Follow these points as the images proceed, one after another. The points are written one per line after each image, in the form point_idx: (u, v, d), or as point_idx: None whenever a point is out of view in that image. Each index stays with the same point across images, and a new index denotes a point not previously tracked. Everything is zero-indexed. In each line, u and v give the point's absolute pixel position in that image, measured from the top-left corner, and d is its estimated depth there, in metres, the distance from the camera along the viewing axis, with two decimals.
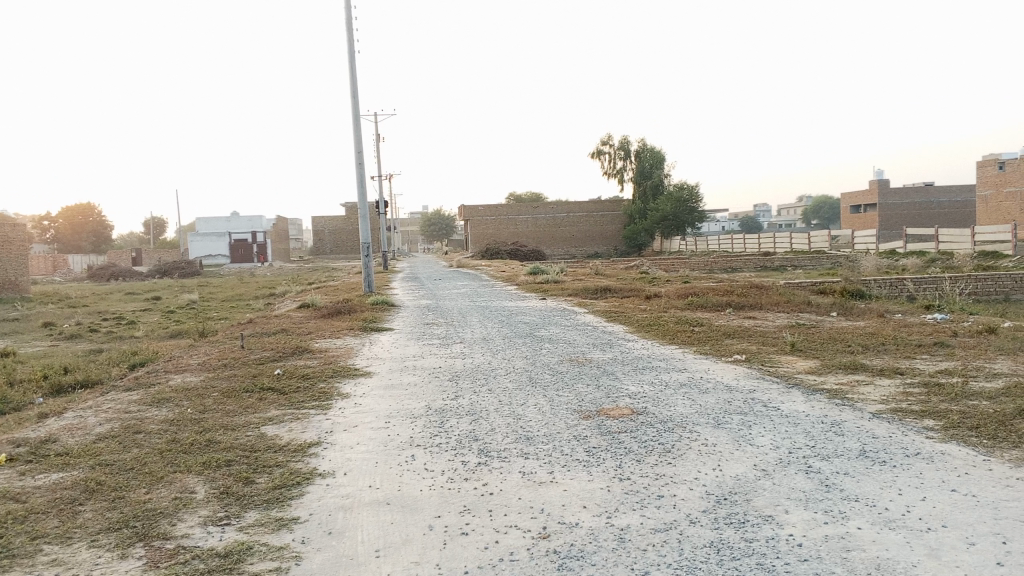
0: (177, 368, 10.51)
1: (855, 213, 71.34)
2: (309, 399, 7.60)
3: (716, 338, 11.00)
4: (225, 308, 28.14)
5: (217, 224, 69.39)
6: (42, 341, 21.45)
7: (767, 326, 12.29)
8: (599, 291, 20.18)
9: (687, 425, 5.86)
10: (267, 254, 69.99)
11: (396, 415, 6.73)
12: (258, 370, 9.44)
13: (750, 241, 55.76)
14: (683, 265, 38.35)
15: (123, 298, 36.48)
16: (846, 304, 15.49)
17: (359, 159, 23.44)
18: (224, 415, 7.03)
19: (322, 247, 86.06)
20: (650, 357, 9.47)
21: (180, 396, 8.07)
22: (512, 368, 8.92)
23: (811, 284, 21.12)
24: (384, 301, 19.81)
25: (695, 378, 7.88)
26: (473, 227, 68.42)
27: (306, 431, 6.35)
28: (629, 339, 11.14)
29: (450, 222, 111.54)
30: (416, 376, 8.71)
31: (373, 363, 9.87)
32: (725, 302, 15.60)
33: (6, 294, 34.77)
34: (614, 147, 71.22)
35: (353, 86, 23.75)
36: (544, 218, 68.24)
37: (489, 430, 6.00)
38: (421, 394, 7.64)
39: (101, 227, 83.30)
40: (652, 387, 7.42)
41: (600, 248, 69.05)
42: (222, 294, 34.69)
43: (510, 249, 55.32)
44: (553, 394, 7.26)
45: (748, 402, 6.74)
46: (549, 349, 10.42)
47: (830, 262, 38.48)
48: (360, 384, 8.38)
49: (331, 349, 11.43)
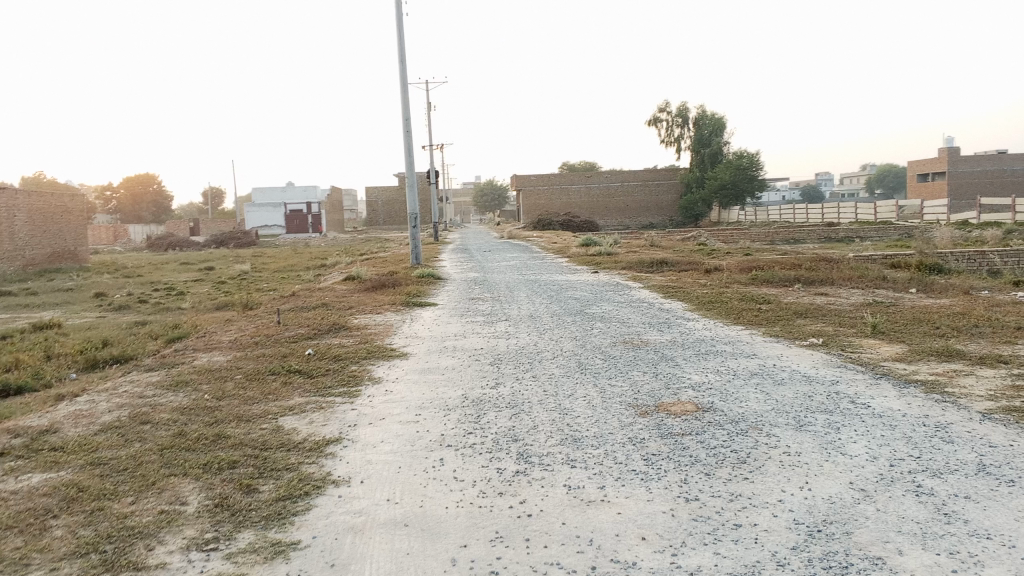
0: (207, 345, 9.95)
1: (923, 182, 68.29)
2: (336, 385, 6.92)
3: (785, 318, 10.00)
4: (275, 279, 27.81)
5: (273, 195, 69.76)
6: (92, 312, 21.37)
7: (841, 305, 11.22)
8: (655, 264, 19.17)
9: (763, 428, 5.00)
10: (321, 224, 70.21)
11: (429, 407, 5.99)
12: (289, 349, 8.81)
13: (812, 211, 53.68)
14: (742, 236, 36.99)
15: (177, 268, 36.63)
16: (926, 280, 14.27)
17: (406, 126, 22.74)
18: (241, 403, 6.38)
19: (375, 218, 86.13)
20: (714, 339, 8.55)
21: (201, 379, 7.46)
22: (560, 352, 8.12)
23: (884, 257, 19.77)
24: (431, 273, 19.16)
25: (766, 366, 6.98)
26: (525, 196, 67.50)
27: (326, 425, 5.64)
28: (689, 318, 10.24)
29: (503, 192, 110.76)
30: (455, 359, 7.96)
31: (411, 344, 9.14)
32: (793, 276, 14.51)
33: (67, 264, 35.11)
34: (671, 114, 69.20)
35: (400, 51, 22.98)
36: (598, 188, 66.94)
37: (531, 429, 5.21)
38: (457, 381, 6.88)
39: (160, 198, 84.55)
40: (717, 377, 6.54)
41: (655, 218, 67.53)
42: (274, 265, 34.57)
43: (563, 219, 54.30)
44: (605, 384, 6.45)
45: (831, 396, 5.84)
46: (601, 329, 9.55)
47: (898, 232, 36.55)
48: (393, 367, 7.66)
49: (369, 326, 10.77)
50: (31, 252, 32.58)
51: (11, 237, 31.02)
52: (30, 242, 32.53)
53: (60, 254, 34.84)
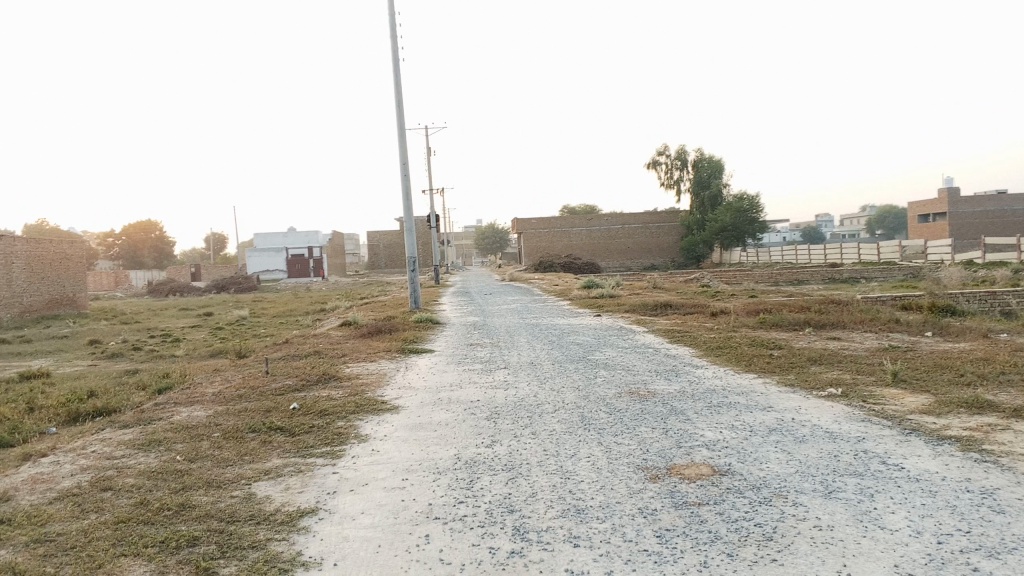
0: (191, 398, 9.44)
1: (924, 223, 68.11)
2: (320, 444, 6.40)
3: (798, 366, 9.48)
4: (273, 325, 27.34)
5: (275, 240, 69.65)
6: (83, 360, 20.85)
7: (855, 350, 10.71)
8: (659, 307, 18.70)
9: (787, 497, 4.49)
10: (323, 269, 69.93)
11: (417, 470, 5.47)
12: (273, 403, 8.28)
13: (815, 252, 53.37)
14: (746, 278, 36.60)
15: (175, 314, 36.16)
16: (940, 322, 13.76)
17: (405, 170, 22.46)
18: (214, 466, 5.85)
19: (377, 262, 86.01)
20: (725, 389, 8.04)
21: (176, 437, 6.92)
22: (562, 404, 7.61)
23: (892, 299, 19.26)
24: (429, 318, 18.67)
25: (784, 422, 6.46)
26: (526, 239, 67.30)
27: (304, 492, 5.12)
28: (697, 366, 9.73)
29: (505, 236, 110.93)
30: (449, 413, 7.43)
31: (403, 395, 8.62)
32: (803, 320, 14.01)
33: (65, 310, 34.64)
34: (671, 157, 69.33)
35: (398, 96, 22.80)
36: (599, 230, 66.77)
37: (528, 497, 4.69)
38: (450, 438, 6.35)
39: (162, 244, 84.42)
40: (733, 434, 6.03)
41: (657, 260, 67.26)
42: (273, 310, 34.18)
43: (565, 262, 53.97)
44: (611, 441, 5.93)
45: (858, 456, 5.32)
46: (605, 378, 9.04)
47: (902, 273, 36.10)
48: (383, 423, 7.14)
49: (362, 376, 10.25)
50: (28, 299, 32.07)
51: (8, 285, 30.55)
52: (28, 289, 32.06)
53: (58, 301, 34.38)
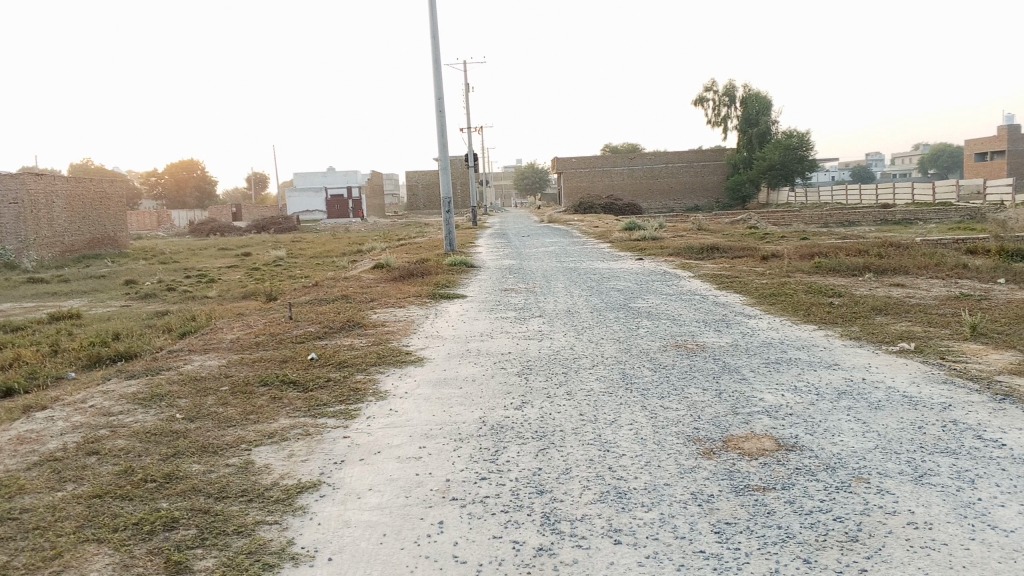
0: (209, 344, 8.93)
1: (981, 162, 65.22)
2: (333, 401, 5.80)
3: (863, 317, 8.61)
4: (308, 266, 26.91)
5: (314, 180, 69.27)
6: (118, 301, 20.64)
7: (923, 299, 9.77)
8: (705, 250, 17.77)
9: (869, 482, 3.77)
10: (362, 209, 69.55)
11: (437, 436, 4.82)
12: (290, 353, 7.72)
13: (867, 193, 51.37)
14: (795, 219, 35.22)
15: (214, 254, 35.97)
16: (1013, 267, 12.68)
17: (440, 105, 21.58)
18: (214, 427, 5.30)
19: (416, 202, 85.44)
20: (782, 344, 7.26)
21: (180, 391, 6.37)
22: (601, 358, 6.91)
23: (955, 242, 18.05)
24: (464, 260, 17.99)
25: (854, 385, 5.68)
26: (566, 179, 65.97)
27: (307, 461, 4.53)
28: (750, 315, 8.95)
29: (546, 176, 109.33)
30: (477, 367, 6.78)
31: (429, 346, 7.98)
32: (862, 264, 13.04)
33: (105, 249, 34.60)
34: (718, 93, 66.94)
35: (433, 26, 21.73)
36: (640, 169, 65.24)
37: (561, 475, 4.03)
38: (476, 398, 5.70)
39: (205, 183, 84.66)
40: (797, 399, 5.29)
41: (700, 200, 65.64)
42: (310, 251, 33.91)
43: (606, 203, 52.75)
44: (657, 405, 5.22)
45: (947, 428, 4.55)
46: (648, 329, 8.28)
47: (960, 214, 34.41)
48: (405, 377, 6.53)
49: (388, 323, 9.64)
50: (70, 238, 32.03)
51: (50, 224, 30.44)
52: (69, 228, 31.96)
53: (99, 240, 34.35)
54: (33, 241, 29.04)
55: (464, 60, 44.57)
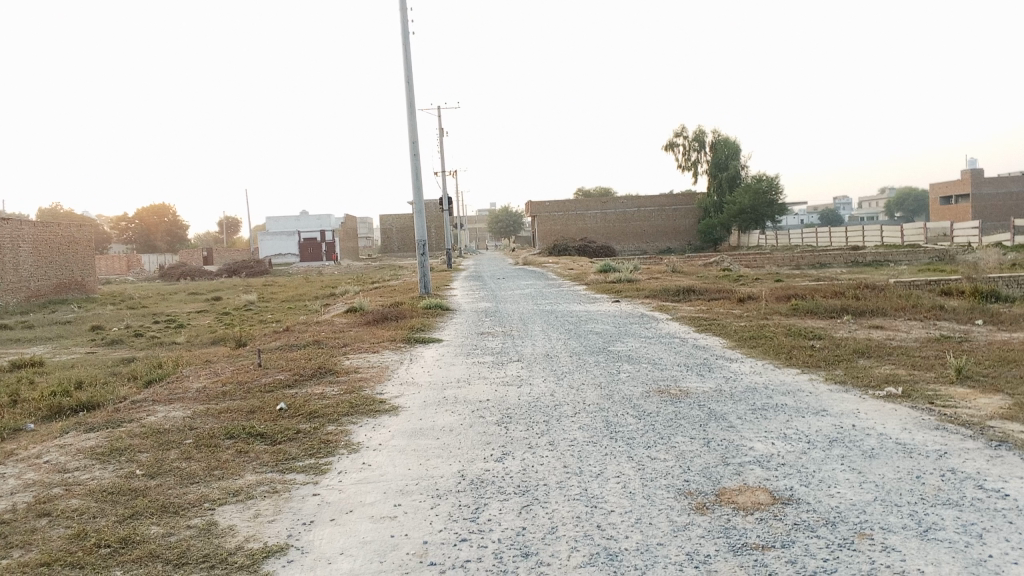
0: (175, 394, 8.58)
1: (946, 204, 66.52)
2: (303, 455, 5.52)
3: (846, 360, 8.50)
4: (280, 311, 26.49)
5: (287, 224, 68.91)
6: (82, 348, 20.08)
7: (903, 341, 9.70)
8: (681, 292, 17.71)
9: (873, 539, 3.56)
10: (335, 252, 69.17)
11: (414, 492, 4.56)
12: (259, 402, 7.41)
13: (836, 235, 52.03)
14: (768, 261, 35.46)
15: (183, 298, 35.36)
16: (988, 308, 12.71)
17: (415, 148, 21.51)
18: (176, 484, 4.99)
19: (390, 245, 85.23)
20: (767, 389, 7.09)
21: (142, 445, 6.04)
22: (583, 405, 6.69)
23: (928, 283, 18.16)
24: (438, 304, 17.75)
25: (845, 431, 5.51)
26: (540, 222, 66.20)
27: (275, 522, 4.25)
28: (732, 359, 8.80)
29: (520, 219, 109.78)
30: (455, 416, 6.52)
31: (404, 393, 7.71)
32: (839, 306, 13.00)
33: (72, 294, 33.91)
34: (689, 138, 67.88)
35: (407, 70, 21.76)
36: (613, 212, 65.69)
37: (547, 535, 3.79)
38: (454, 450, 5.44)
39: (176, 227, 83.77)
40: (787, 448, 5.10)
41: (673, 243, 66.11)
42: (281, 295, 33.44)
43: (580, 245, 52.90)
44: (644, 455, 5.00)
45: (946, 478, 4.37)
46: (629, 374, 8.09)
47: (928, 256, 34.86)
48: (380, 428, 6.26)
49: (362, 369, 9.35)
50: (36, 283, 31.36)
51: (15, 269, 29.81)
52: (36, 273, 31.30)
53: (66, 285, 33.64)
54: None
55: (438, 106, 44.83)
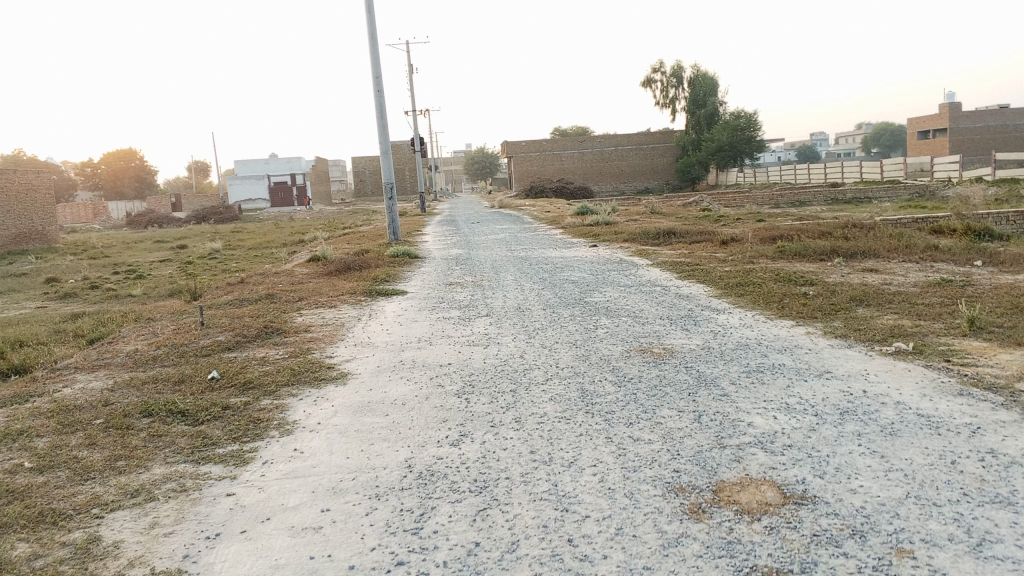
0: (105, 358, 7.68)
1: (924, 139, 65.88)
2: (227, 441, 4.68)
3: (844, 309, 7.77)
4: (246, 260, 25.33)
5: (257, 168, 67.02)
6: (32, 303, 18.94)
7: (902, 286, 8.99)
8: (662, 234, 16.92)
9: (915, 557, 2.81)
10: (307, 197, 67.48)
11: (347, 492, 3.76)
12: (191, 370, 6.55)
13: (815, 172, 51.27)
14: (748, 201, 34.69)
15: (147, 247, 33.96)
16: (983, 248, 12.03)
17: (379, 86, 20.31)
18: (68, 482, 4.14)
19: (364, 189, 83.44)
20: (761, 346, 6.33)
21: (41, 428, 5.16)
22: (554, 369, 5.89)
23: (916, 221, 17.45)
24: (405, 251, 16.81)
25: (855, 401, 4.75)
26: (517, 164, 64.86)
27: (172, 536, 3.44)
28: (720, 310, 8.03)
29: (495, 161, 108.02)
30: (410, 386, 5.70)
31: (356, 357, 6.86)
32: (829, 247, 12.25)
33: (33, 244, 32.48)
34: (666, 75, 66.34)
35: (370, 3, 20.40)
36: (590, 152, 64.45)
37: (505, 555, 3.01)
38: (403, 431, 4.62)
39: (144, 173, 81.14)
40: (792, 424, 4.34)
41: (651, 182, 65.12)
42: (249, 242, 32.21)
43: (556, 186, 51.81)
44: (628, 436, 4.22)
45: (987, 463, 3.63)
46: (607, 330, 7.29)
47: (909, 192, 34.19)
48: (321, 402, 5.41)
49: (314, 328, 8.49)
50: None
51: None
52: None
53: (26, 235, 32.14)
54: None
55: (409, 45, 43.65)
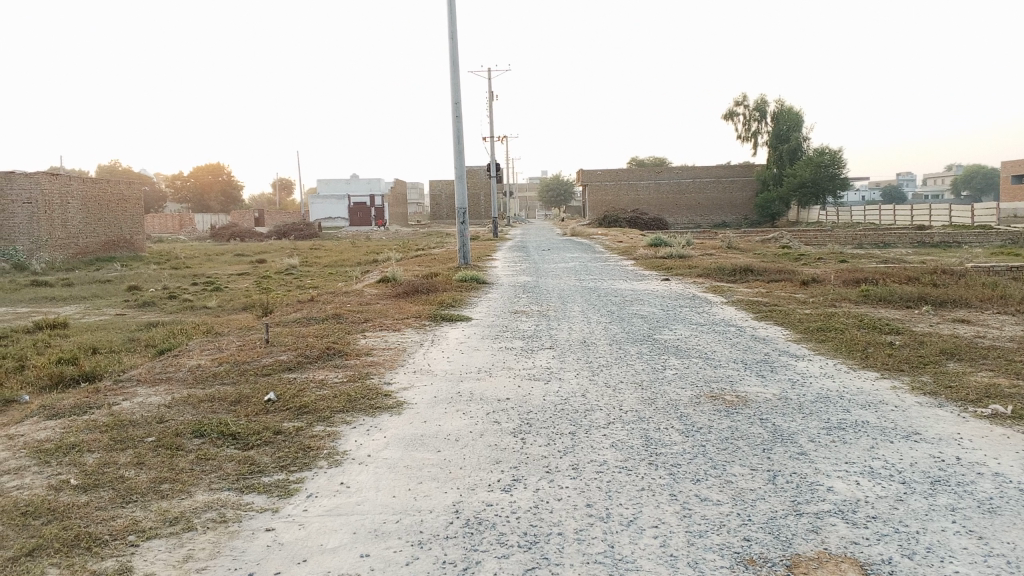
0: (168, 371, 7.69)
1: (1018, 184, 63.10)
2: (273, 469, 4.52)
3: (933, 363, 7.25)
4: (319, 277, 25.65)
5: (337, 187, 68.44)
6: (113, 309, 19.49)
7: (997, 340, 8.39)
8: (737, 271, 16.41)
9: None
10: (384, 217, 68.52)
11: (390, 536, 3.54)
12: (248, 390, 6.47)
13: (901, 213, 49.52)
14: (829, 240, 33.63)
15: (227, 260, 34.81)
16: None
17: (458, 111, 20.41)
18: (110, 503, 4.04)
19: (439, 212, 84.34)
20: (842, 399, 5.90)
21: (94, 443, 5.11)
22: (617, 412, 5.59)
23: (1010, 269, 16.51)
24: (474, 276, 16.70)
25: (947, 469, 4.32)
26: (592, 192, 64.63)
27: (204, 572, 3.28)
28: (798, 357, 7.60)
29: (570, 190, 107.96)
30: (466, 421, 5.48)
31: (414, 386, 6.68)
32: (916, 294, 11.62)
33: (120, 253, 33.61)
34: (749, 108, 65.32)
35: (453, 29, 20.57)
36: (667, 183, 63.79)
37: None
38: (455, 471, 4.39)
39: (230, 188, 83.83)
40: (877, 491, 3.96)
41: (728, 216, 63.96)
42: (324, 259, 32.73)
43: (631, 216, 51.32)
44: (694, 494, 3.90)
45: None
46: (676, 371, 6.94)
47: (1002, 238, 32.60)
48: (374, 433, 5.23)
49: (375, 352, 8.37)
50: (84, 240, 31.09)
51: (64, 226, 29.59)
52: (84, 230, 31.04)
53: (114, 243, 33.29)
54: (46, 242, 28.24)
55: (491, 72, 44.11)
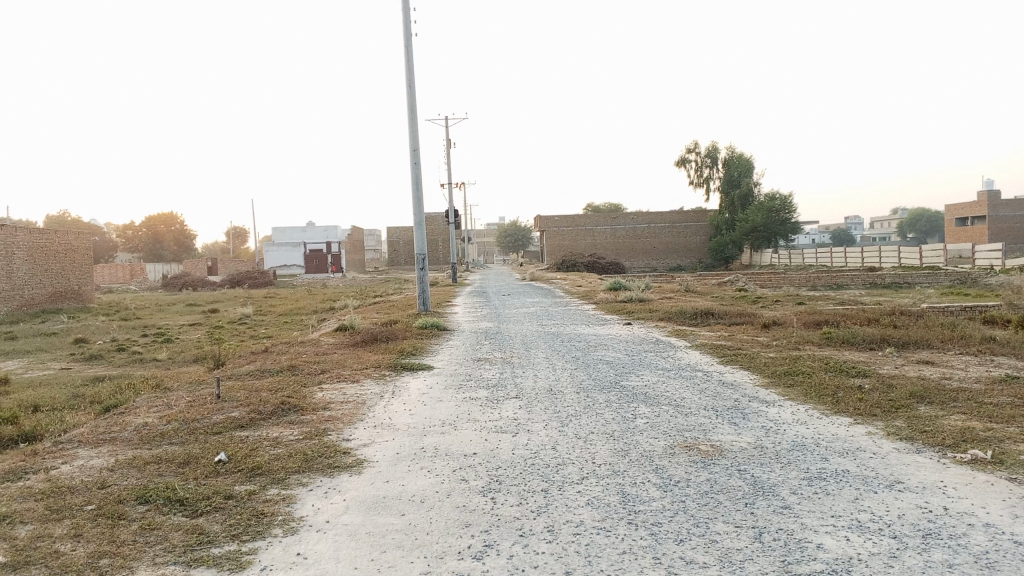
0: (113, 430, 7.25)
1: (962, 226, 64.91)
2: (223, 539, 4.17)
3: (905, 406, 7.14)
4: (274, 326, 25.09)
5: (293, 235, 67.77)
6: (58, 364, 18.74)
7: (963, 382, 8.35)
8: (698, 314, 16.37)
9: None
10: (341, 265, 67.91)
11: None
12: (198, 450, 6.09)
13: (851, 255, 50.49)
14: (784, 283, 34.00)
15: (179, 311, 33.97)
16: None
17: (416, 157, 20.29)
18: None
19: (397, 259, 83.90)
20: (819, 447, 5.73)
21: (27, 513, 4.71)
22: (591, 466, 5.34)
23: (964, 310, 16.73)
24: (434, 323, 16.41)
25: (937, 521, 4.14)
26: (549, 238, 64.95)
27: None
28: (769, 402, 7.44)
29: (527, 236, 108.43)
30: (431, 480, 5.18)
31: (374, 442, 6.35)
32: (878, 336, 11.62)
33: (68, 304, 32.63)
34: (701, 154, 66.54)
35: (410, 76, 20.54)
36: (623, 228, 64.38)
37: None
38: (421, 537, 4.09)
39: (183, 237, 82.58)
40: (869, 548, 3.76)
41: (684, 260, 64.65)
42: (280, 308, 32.11)
43: (588, 261, 51.53)
44: (678, 557, 3.65)
45: None
46: (647, 420, 6.72)
47: (951, 279, 33.29)
48: (333, 496, 4.90)
49: (333, 405, 8.01)
50: (30, 292, 30.11)
51: (9, 277, 28.65)
52: (30, 282, 30.09)
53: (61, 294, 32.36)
54: None
55: (448, 120, 44.32)
